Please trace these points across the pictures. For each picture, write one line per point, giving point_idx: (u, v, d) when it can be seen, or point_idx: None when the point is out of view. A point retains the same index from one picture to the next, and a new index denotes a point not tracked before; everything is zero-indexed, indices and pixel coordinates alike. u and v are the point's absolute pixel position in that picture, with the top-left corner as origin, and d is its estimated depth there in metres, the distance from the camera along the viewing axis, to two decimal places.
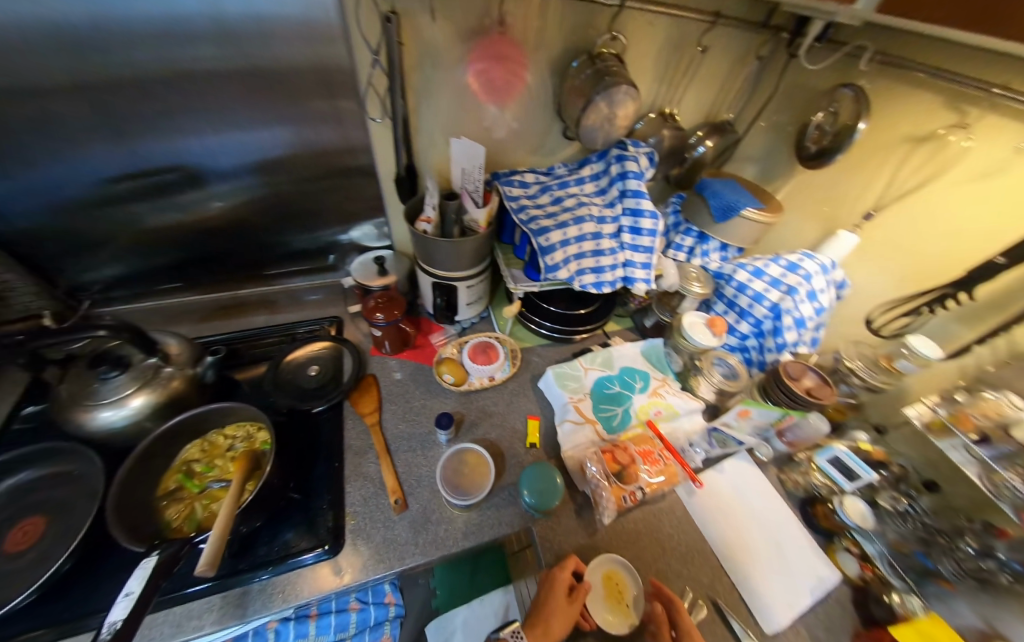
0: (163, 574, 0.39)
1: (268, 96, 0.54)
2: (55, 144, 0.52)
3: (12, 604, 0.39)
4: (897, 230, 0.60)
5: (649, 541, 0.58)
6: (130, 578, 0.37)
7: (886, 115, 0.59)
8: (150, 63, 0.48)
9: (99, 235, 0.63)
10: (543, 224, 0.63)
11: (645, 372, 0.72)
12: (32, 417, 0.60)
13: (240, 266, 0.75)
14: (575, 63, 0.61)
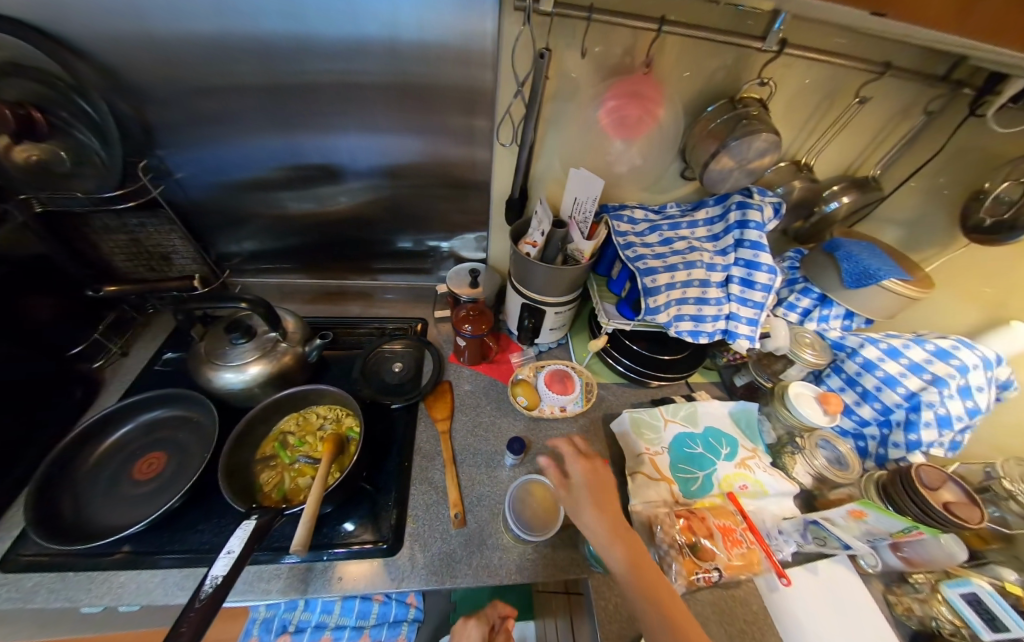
0: (258, 540, 0.40)
1: (415, 111, 0.59)
2: (241, 133, 0.61)
3: (136, 529, 0.45)
4: None
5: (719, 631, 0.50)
6: (233, 536, 0.40)
7: None
8: (330, 74, 0.55)
9: (249, 214, 0.73)
10: (650, 264, 0.60)
11: (733, 437, 0.65)
12: (171, 362, 0.70)
13: (349, 259, 0.81)
14: (711, 108, 0.59)
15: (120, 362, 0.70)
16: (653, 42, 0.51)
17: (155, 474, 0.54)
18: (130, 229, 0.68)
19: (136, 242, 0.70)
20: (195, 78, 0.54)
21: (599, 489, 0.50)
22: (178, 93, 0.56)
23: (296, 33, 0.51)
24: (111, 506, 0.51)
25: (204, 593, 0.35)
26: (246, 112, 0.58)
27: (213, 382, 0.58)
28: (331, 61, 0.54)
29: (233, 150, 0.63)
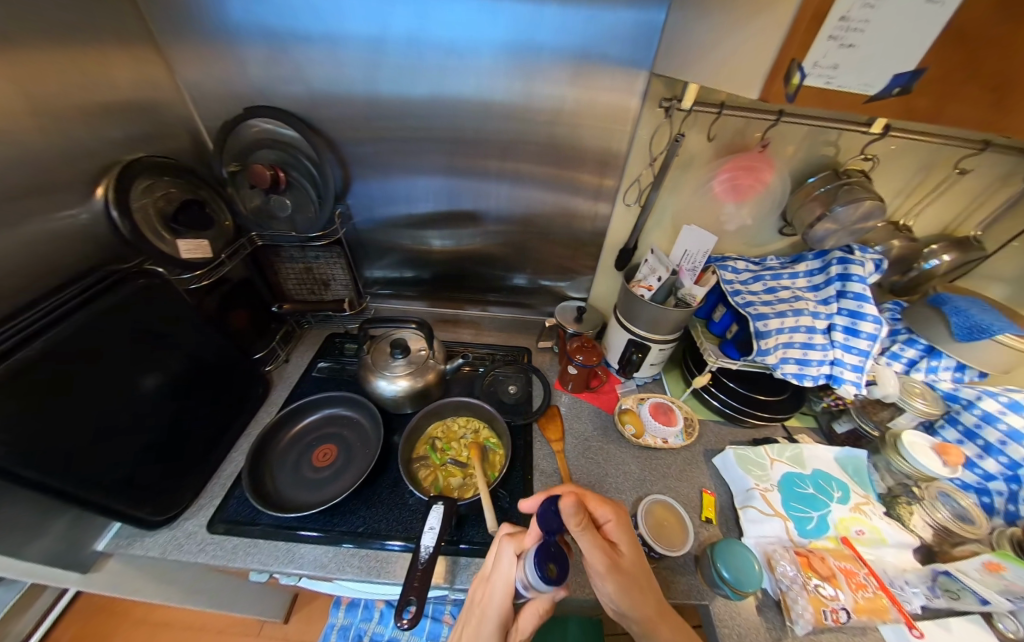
0: (449, 519, 0.50)
1: (557, 171, 0.73)
2: (414, 184, 0.77)
3: (336, 502, 0.56)
4: None
5: None
6: (431, 516, 0.50)
7: None
8: (500, 139, 0.70)
9: (397, 249, 0.87)
10: (761, 309, 0.68)
11: (844, 482, 0.67)
12: (324, 370, 0.83)
13: (467, 292, 0.95)
14: (813, 178, 0.68)
15: (282, 368, 0.84)
16: (770, 129, 0.62)
17: (330, 461, 0.65)
18: (308, 260, 0.84)
19: (309, 270, 0.86)
20: (397, 142, 0.71)
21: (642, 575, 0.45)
22: (380, 154, 0.73)
23: (483, 108, 0.67)
24: (300, 484, 0.62)
25: (426, 558, 0.45)
26: (424, 167, 0.74)
27: (372, 388, 0.70)
28: (502, 128, 0.69)
29: (400, 189, 0.77)
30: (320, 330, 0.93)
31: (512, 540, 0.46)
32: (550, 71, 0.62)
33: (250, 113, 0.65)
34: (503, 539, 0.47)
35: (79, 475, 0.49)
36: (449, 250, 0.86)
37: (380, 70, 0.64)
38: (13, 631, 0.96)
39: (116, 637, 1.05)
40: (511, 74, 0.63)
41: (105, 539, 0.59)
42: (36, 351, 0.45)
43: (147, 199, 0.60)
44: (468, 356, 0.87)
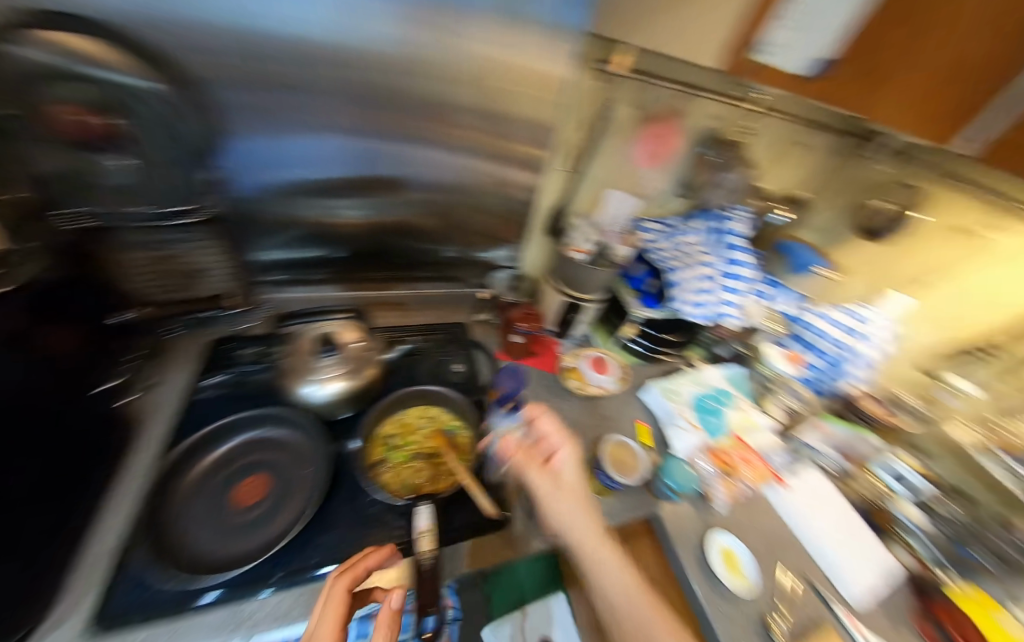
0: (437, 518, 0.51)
1: (484, 130, 0.68)
2: (312, 136, 0.62)
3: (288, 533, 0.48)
4: None
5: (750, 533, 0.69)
6: (418, 516, 0.50)
7: None
8: (421, 93, 0.61)
9: (300, 220, 0.72)
10: (673, 263, 0.80)
11: (731, 392, 0.86)
12: (215, 388, 0.65)
13: (393, 267, 0.87)
14: (703, 149, 0.77)
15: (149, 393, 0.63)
16: (678, 99, 0.69)
17: (261, 494, 0.54)
18: (164, 247, 0.59)
19: (166, 258, 0.60)
20: (283, 84, 0.55)
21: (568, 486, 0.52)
22: (260, 97, 0.56)
23: (403, 62, 0.57)
24: (226, 533, 0.50)
25: (424, 559, 0.44)
26: (326, 123, 0.61)
27: (297, 396, 0.59)
28: (424, 83, 0.60)
29: (296, 150, 0.63)
30: (199, 337, 0.72)
31: (340, 572, 0.40)
32: (476, 19, 0.54)
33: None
34: (326, 578, 0.40)
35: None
36: (368, 221, 0.76)
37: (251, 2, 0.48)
38: None
39: None
40: (431, 24, 0.53)
41: None
42: None
43: None
44: (416, 339, 0.80)
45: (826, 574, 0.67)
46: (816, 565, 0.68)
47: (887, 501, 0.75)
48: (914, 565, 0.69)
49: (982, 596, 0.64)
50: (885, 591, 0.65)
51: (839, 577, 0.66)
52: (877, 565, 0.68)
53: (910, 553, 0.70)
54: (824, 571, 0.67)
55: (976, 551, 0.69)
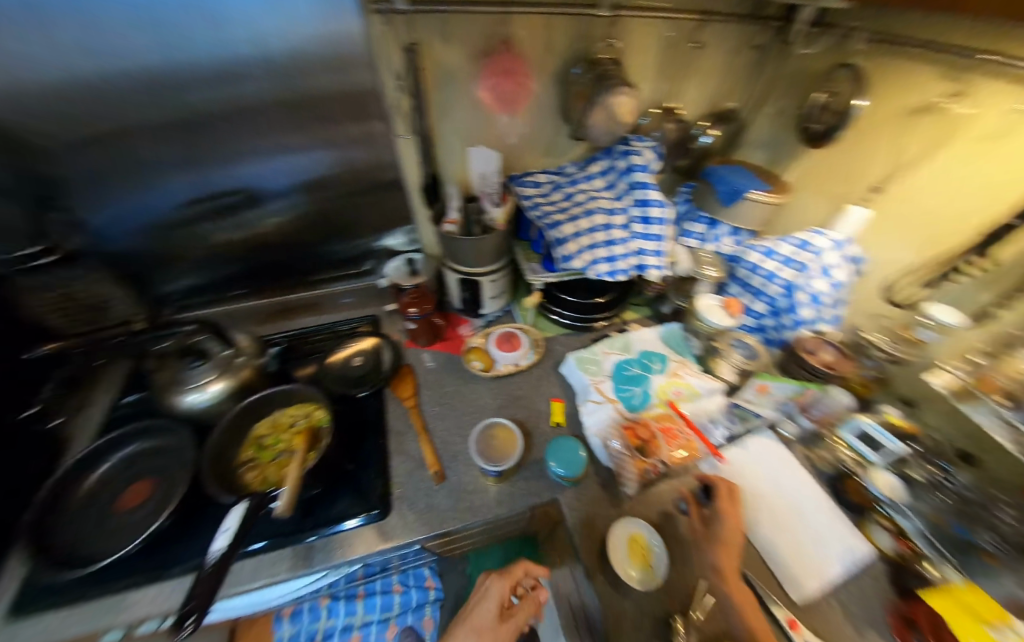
0: (253, 516, 0.47)
1: (311, 120, 0.62)
2: (137, 168, 0.61)
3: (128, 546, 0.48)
4: (917, 190, 0.57)
5: (675, 513, 0.59)
6: (227, 517, 0.47)
7: (889, 83, 0.57)
8: (221, 102, 0.57)
9: (181, 250, 0.75)
10: (556, 218, 0.70)
11: (664, 354, 0.76)
12: (133, 404, 0.71)
13: (294, 273, 0.86)
14: (576, 70, 0.66)
15: (78, 419, 0.71)
16: (505, 21, 0.58)
17: (145, 497, 0.58)
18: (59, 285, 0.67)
19: (69, 296, 0.67)
20: (76, 122, 0.54)
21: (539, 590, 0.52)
22: (67, 137, 0.56)
23: (180, 72, 0.53)
24: (102, 531, 0.54)
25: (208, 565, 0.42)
26: (147, 148, 0.60)
27: (183, 407, 0.61)
28: (217, 86, 0.55)
29: (150, 195, 0.65)
30: (123, 364, 0.79)
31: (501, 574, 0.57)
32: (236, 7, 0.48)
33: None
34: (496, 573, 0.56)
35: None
36: (247, 239, 0.77)
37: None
38: None
39: None
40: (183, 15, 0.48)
41: None
42: None
43: None
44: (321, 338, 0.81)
45: (770, 570, 0.53)
46: (755, 554, 0.55)
47: (858, 470, 0.60)
48: (892, 547, 0.54)
49: (971, 593, 0.46)
50: (845, 580, 0.52)
51: (785, 572, 0.53)
52: (837, 554, 0.54)
53: (890, 534, 0.55)
54: (767, 564, 0.54)
55: (976, 532, 0.52)
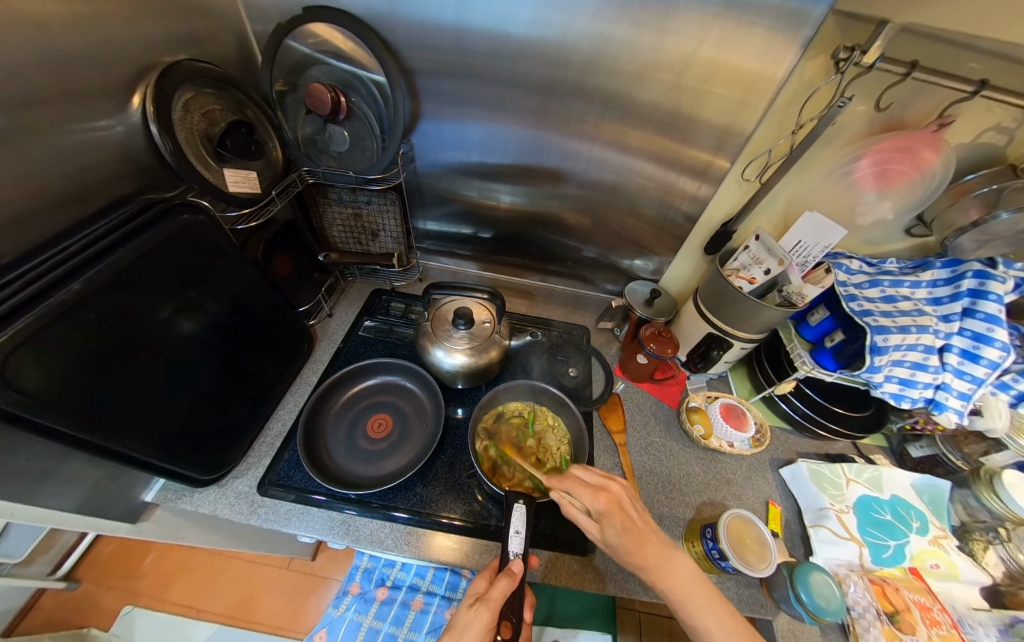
0: (529, 517, 0.48)
1: (663, 133, 0.61)
2: (489, 116, 0.64)
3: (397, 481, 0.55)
4: None
5: None
6: (514, 517, 0.47)
7: None
8: (605, 90, 0.58)
9: (459, 201, 0.79)
10: (881, 320, 0.61)
11: (923, 512, 0.63)
12: (370, 330, 0.79)
13: (530, 256, 0.88)
14: (972, 176, 0.56)
15: (327, 322, 0.80)
16: (957, 104, 0.49)
17: (385, 433, 0.63)
18: (358, 205, 0.75)
19: (358, 217, 0.77)
20: (481, 71, 0.59)
21: (638, 537, 0.42)
22: (462, 80, 0.60)
23: (595, 57, 0.54)
24: (355, 456, 0.60)
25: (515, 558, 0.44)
26: (507, 114, 0.63)
27: (428, 358, 0.64)
28: (608, 80, 0.57)
29: (475, 136, 0.67)
30: (364, 285, 0.87)
31: None
32: (691, 13, 0.48)
33: (292, 24, 0.53)
34: None
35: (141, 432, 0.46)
36: (518, 209, 0.79)
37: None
38: (61, 542, 1.03)
39: (156, 553, 1.13)
40: (636, 17, 0.50)
41: (152, 490, 0.57)
42: (73, 294, 0.38)
43: (191, 115, 0.50)
44: (538, 331, 0.82)
45: None
46: None
47: None
48: None
49: None
50: None
51: None
52: None
53: None
54: None
55: None
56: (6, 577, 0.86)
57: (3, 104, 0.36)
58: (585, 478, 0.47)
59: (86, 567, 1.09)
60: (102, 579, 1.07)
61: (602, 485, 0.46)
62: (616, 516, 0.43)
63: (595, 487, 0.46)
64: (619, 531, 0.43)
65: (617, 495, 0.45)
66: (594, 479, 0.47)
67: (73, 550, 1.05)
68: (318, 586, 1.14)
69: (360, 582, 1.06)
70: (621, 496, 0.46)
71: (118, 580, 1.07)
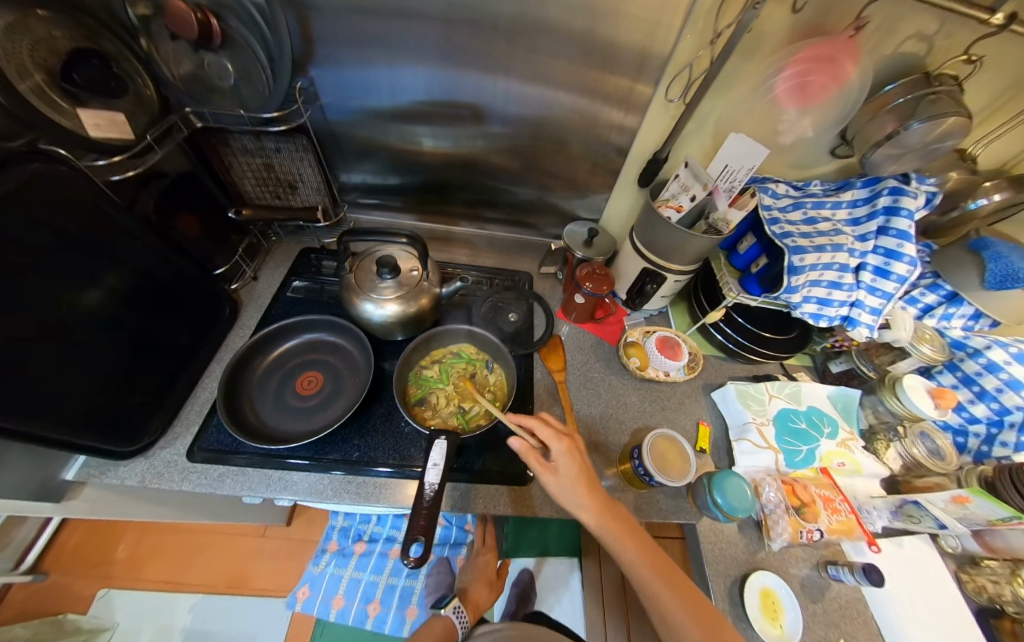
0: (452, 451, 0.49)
1: (580, 53, 0.57)
2: (389, 45, 0.57)
3: (325, 431, 0.54)
4: None
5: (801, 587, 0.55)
6: (433, 451, 0.49)
7: None
8: (511, 11, 0.52)
9: (379, 146, 0.73)
10: (799, 242, 0.61)
11: (834, 419, 0.69)
12: (300, 290, 0.75)
13: (467, 204, 0.84)
14: (891, 86, 0.55)
15: (252, 286, 0.75)
16: None
17: (317, 389, 0.62)
18: (267, 153, 0.67)
19: (270, 167, 0.70)
20: None
21: (587, 479, 0.46)
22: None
23: None
24: (286, 413, 0.60)
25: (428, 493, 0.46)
26: (410, 41, 0.56)
27: (357, 312, 0.61)
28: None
29: (381, 78, 0.61)
30: (293, 245, 0.82)
31: None
32: None
33: None
34: None
35: (29, 408, 0.43)
36: (445, 153, 0.74)
37: None
38: (16, 538, 1.00)
39: (123, 540, 1.12)
40: None
41: (75, 468, 0.54)
42: None
43: (19, 43, 0.42)
44: (468, 279, 0.80)
45: None
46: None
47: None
48: None
49: None
50: None
51: None
52: None
53: None
54: None
55: None
56: None
57: None
58: (552, 423, 0.50)
59: (53, 556, 1.08)
60: (72, 568, 1.07)
61: (568, 432, 0.49)
62: (573, 459, 0.47)
63: (560, 433, 0.49)
64: (574, 472, 0.46)
65: (579, 443, 0.49)
66: (560, 427, 0.50)
67: (34, 544, 1.04)
68: (299, 548, 1.18)
69: (338, 540, 1.08)
70: (580, 445, 0.49)
71: (90, 567, 1.07)
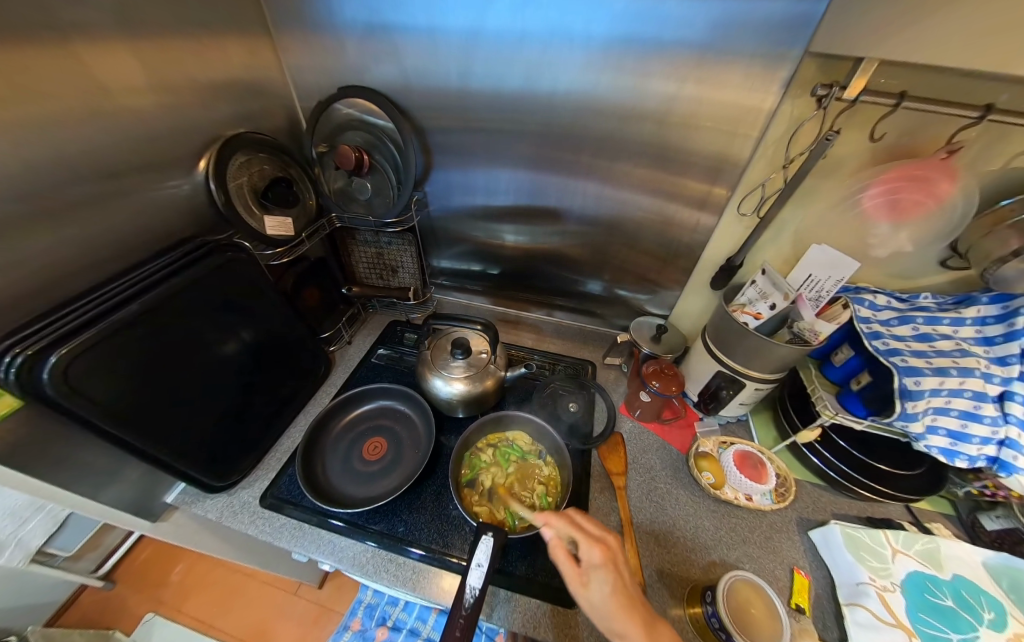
0: (499, 553, 0.47)
1: (654, 168, 0.64)
2: (492, 162, 0.71)
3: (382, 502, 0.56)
4: None
5: None
6: (479, 550, 0.46)
7: None
8: (594, 135, 0.63)
9: (468, 239, 0.85)
10: (911, 361, 0.55)
11: (997, 599, 0.50)
12: (383, 357, 0.84)
13: (537, 291, 0.91)
14: (1009, 200, 0.50)
15: (346, 349, 0.87)
16: (964, 129, 0.47)
17: (380, 456, 0.66)
18: (381, 245, 0.83)
19: (380, 255, 0.85)
20: (481, 123, 0.66)
21: (626, 599, 0.40)
22: (467, 130, 0.68)
23: (584, 103, 0.60)
24: (349, 475, 0.63)
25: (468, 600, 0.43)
26: (509, 154, 0.69)
27: (427, 386, 0.67)
28: (598, 122, 0.61)
29: (480, 181, 0.74)
30: (383, 316, 0.95)
31: None
32: (668, 62, 0.53)
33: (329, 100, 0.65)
34: None
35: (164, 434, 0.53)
36: (522, 247, 0.83)
37: (473, 63, 0.60)
38: (107, 543, 1.13)
39: (180, 566, 1.19)
40: (619, 64, 0.55)
41: (174, 492, 0.63)
42: (129, 314, 0.47)
43: (242, 174, 0.62)
44: (535, 364, 0.82)
45: None
46: None
47: None
48: None
49: None
50: None
51: None
52: None
53: None
54: None
55: None
56: (56, 568, 0.95)
57: (101, 171, 0.48)
58: (587, 525, 0.46)
59: (124, 568, 1.18)
60: (135, 583, 1.15)
61: (603, 536, 0.44)
62: (609, 572, 0.41)
63: (594, 538, 0.44)
64: (608, 589, 0.40)
65: (616, 550, 0.44)
66: (593, 529, 0.45)
67: (116, 551, 1.15)
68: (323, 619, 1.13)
69: (360, 619, 1.03)
70: (618, 552, 0.44)
71: (148, 587, 1.14)
